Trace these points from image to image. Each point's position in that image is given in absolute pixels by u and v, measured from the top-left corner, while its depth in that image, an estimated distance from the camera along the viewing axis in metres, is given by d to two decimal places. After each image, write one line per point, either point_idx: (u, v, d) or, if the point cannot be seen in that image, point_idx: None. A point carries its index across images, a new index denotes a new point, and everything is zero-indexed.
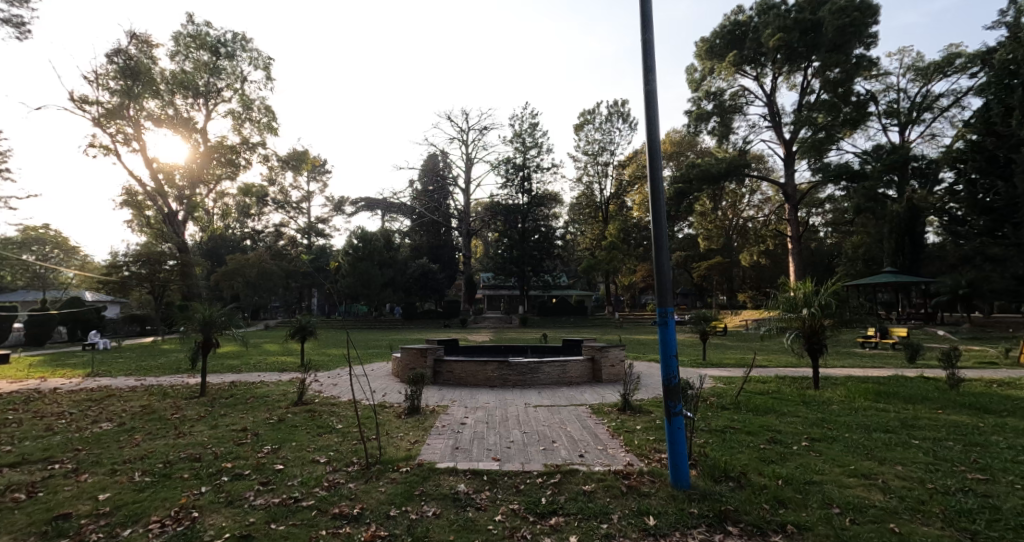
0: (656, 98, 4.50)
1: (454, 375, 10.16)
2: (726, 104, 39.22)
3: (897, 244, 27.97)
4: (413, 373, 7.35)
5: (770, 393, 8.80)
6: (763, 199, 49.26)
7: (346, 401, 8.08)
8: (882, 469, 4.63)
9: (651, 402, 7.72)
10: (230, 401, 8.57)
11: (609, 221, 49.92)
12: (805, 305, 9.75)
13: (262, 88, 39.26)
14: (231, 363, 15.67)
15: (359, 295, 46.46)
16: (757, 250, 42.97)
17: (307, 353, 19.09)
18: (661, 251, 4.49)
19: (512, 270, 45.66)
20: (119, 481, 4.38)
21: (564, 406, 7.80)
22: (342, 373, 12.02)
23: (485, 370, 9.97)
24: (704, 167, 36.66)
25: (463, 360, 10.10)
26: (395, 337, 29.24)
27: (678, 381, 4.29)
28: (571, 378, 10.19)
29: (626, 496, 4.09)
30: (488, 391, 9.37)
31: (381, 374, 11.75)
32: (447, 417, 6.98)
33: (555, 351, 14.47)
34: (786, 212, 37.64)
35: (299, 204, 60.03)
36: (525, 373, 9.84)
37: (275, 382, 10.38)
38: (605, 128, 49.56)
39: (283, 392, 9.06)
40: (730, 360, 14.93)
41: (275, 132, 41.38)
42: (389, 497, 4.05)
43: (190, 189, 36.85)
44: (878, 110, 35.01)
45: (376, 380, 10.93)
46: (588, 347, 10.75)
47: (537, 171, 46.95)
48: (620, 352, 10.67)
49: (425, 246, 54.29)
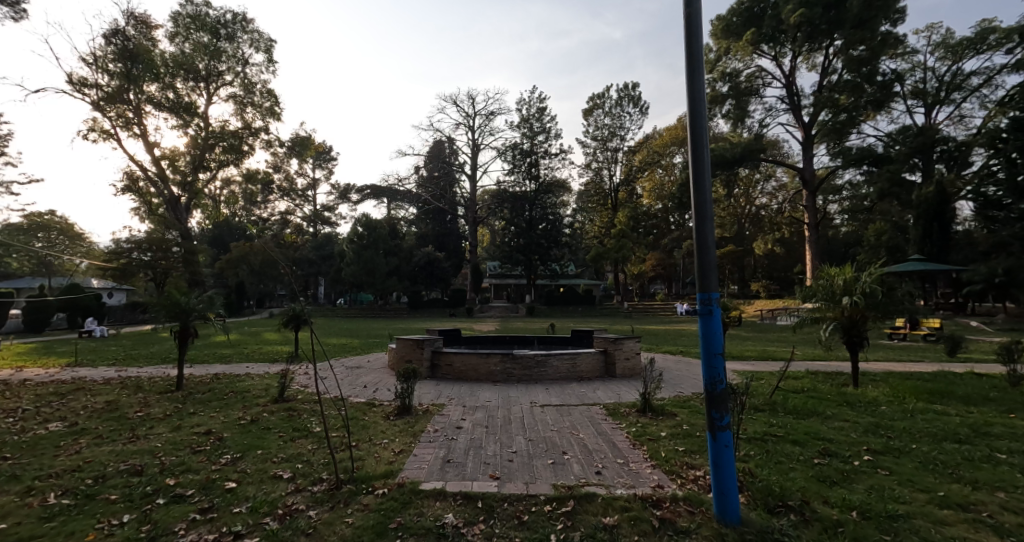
0: (701, 25, 3.58)
1: (453, 369, 9.29)
2: (742, 86, 37.84)
3: (924, 230, 26.80)
4: (403, 366, 6.51)
5: (806, 392, 7.85)
6: (777, 186, 47.78)
7: (332, 399, 7.24)
8: (981, 497, 3.66)
9: (673, 403, 6.79)
10: (206, 396, 7.75)
11: (619, 208, 48.78)
12: (846, 293, 8.67)
13: (264, 71, 38.41)
14: (221, 353, 14.88)
15: (364, 284, 45.88)
16: (772, 238, 41.74)
17: (305, 343, 18.41)
18: (705, 215, 3.55)
19: (519, 259, 44.79)
20: (27, 505, 3.55)
21: (575, 405, 6.92)
22: (335, 366, 11.21)
23: (487, 364, 9.10)
24: (718, 152, 35.54)
25: (464, 352, 9.22)
26: (397, 326, 28.59)
27: (725, 385, 3.40)
28: (581, 373, 9.29)
29: (659, 535, 3.19)
30: (490, 387, 8.50)
31: (376, 367, 10.90)
32: (442, 419, 6.13)
33: (563, 343, 13.59)
34: (804, 198, 36.38)
35: (305, 192, 59.45)
36: (531, 367, 8.98)
37: (259, 375, 9.55)
38: (615, 112, 48.23)
39: (264, 387, 8.20)
40: (752, 352, 13.98)
41: (278, 117, 40.55)
42: (358, 531, 3.19)
43: (193, 175, 36.30)
44: (904, 90, 33.63)
45: (370, 373, 10.08)
46: (600, 340, 9.80)
47: (545, 157, 45.78)
48: (635, 344, 9.73)
49: (431, 234, 53.51)
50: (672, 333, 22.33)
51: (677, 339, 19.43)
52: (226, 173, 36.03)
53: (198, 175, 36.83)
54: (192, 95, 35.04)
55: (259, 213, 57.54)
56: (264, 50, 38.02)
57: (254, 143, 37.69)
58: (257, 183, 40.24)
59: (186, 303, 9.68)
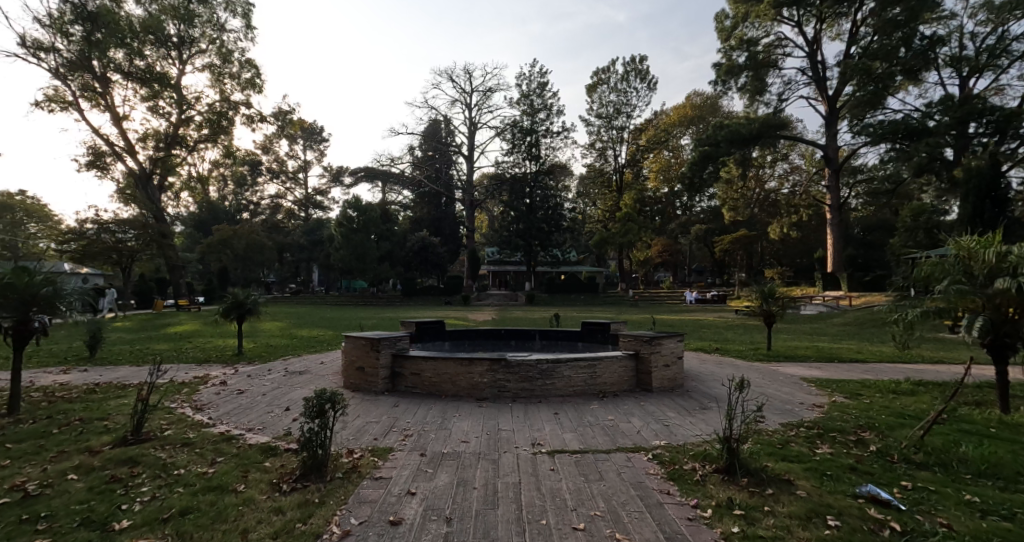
0: None
1: (422, 380, 6.55)
2: (760, 58, 35.30)
3: (974, 209, 24.25)
4: (314, 393, 3.76)
5: (956, 422, 5.09)
6: (788, 170, 45.52)
7: (214, 442, 4.48)
8: None
9: (772, 454, 4.05)
10: (27, 429, 4.97)
11: (624, 191, 45.85)
12: (995, 276, 5.86)
13: (243, 38, 35.32)
14: (151, 350, 12.11)
15: (354, 270, 43.13)
16: (789, 221, 38.94)
17: (265, 338, 15.67)
18: None
19: (518, 244, 41.93)
20: None
21: (609, 455, 4.19)
22: (273, 372, 8.47)
23: (470, 372, 6.35)
24: (733, 128, 33.98)
25: (436, 357, 6.47)
26: (384, 316, 25.94)
27: None
28: (605, 386, 6.57)
29: None
30: (473, 411, 5.76)
31: (323, 374, 8.13)
32: (374, 494, 3.36)
33: (572, 343, 10.92)
34: (826, 177, 33.78)
35: (295, 175, 56.37)
36: (532, 378, 6.29)
37: (154, 388, 6.80)
38: (622, 88, 45.15)
39: (130, 413, 5.40)
40: (807, 353, 11.38)
41: (259, 89, 37.39)
42: None
43: (167, 152, 33.58)
44: (941, 57, 31.00)
45: (313, 384, 7.35)
46: (627, 338, 7.02)
47: (547, 136, 42.79)
48: (676, 345, 6.99)
49: (426, 218, 50.56)
50: (693, 326, 19.66)
51: (701, 333, 16.84)
52: (203, 148, 33.14)
53: (173, 152, 34.04)
54: (162, 63, 32.17)
55: (248, 196, 54.49)
56: (242, 15, 34.90)
57: (235, 118, 34.83)
58: (237, 162, 37.47)
59: (29, 285, 6.02)
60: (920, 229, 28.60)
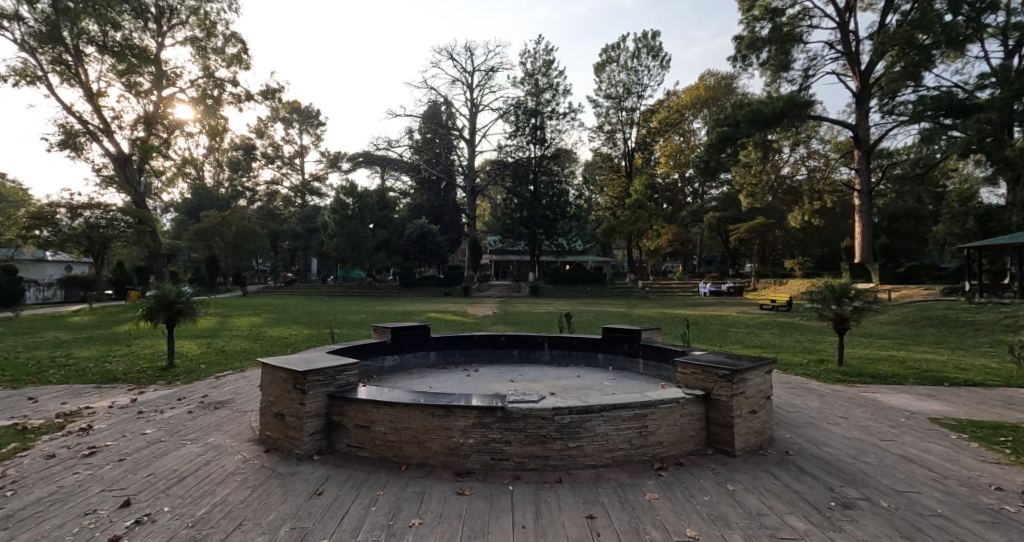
0: None
1: (373, 437, 4.14)
2: (785, 31, 32.37)
3: None
4: None
5: None
6: (806, 155, 42.80)
7: None
8: None
9: None
10: None
11: (633, 176, 42.96)
12: None
13: (227, 9, 32.39)
14: (63, 359, 9.71)
15: (348, 260, 40.61)
16: (813, 208, 36.07)
17: (222, 340, 13.22)
18: None
19: (521, 232, 39.27)
20: None
21: None
22: (174, 405, 6.04)
23: (445, 427, 3.92)
24: (757, 107, 30.99)
25: (393, 402, 4.04)
26: (374, 309, 23.46)
27: None
28: (661, 446, 4.14)
29: None
30: (445, 507, 3.33)
31: (239, 412, 5.67)
32: None
33: (590, 356, 8.45)
34: (857, 160, 30.98)
35: (289, 159, 53.83)
36: (544, 438, 3.87)
37: None
38: (633, 66, 42.20)
39: None
40: (893, 368, 8.88)
41: (245, 65, 34.62)
42: None
43: (146, 132, 30.97)
44: (991, 26, 28.02)
45: (215, 432, 4.93)
46: (690, 370, 4.54)
47: (553, 117, 39.98)
48: (763, 378, 4.52)
49: (424, 205, 48.01)
50: (722, 324, 17.12)
51: (736, 334, 14.33)
52: (185, 130, 30.60)
53: (153, 134, 31.38)
54: (141, 36, 29.55)
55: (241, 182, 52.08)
56: None
57: (221, 97, 32.19)
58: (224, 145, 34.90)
59: None
60: (968, 215, 25.99)
